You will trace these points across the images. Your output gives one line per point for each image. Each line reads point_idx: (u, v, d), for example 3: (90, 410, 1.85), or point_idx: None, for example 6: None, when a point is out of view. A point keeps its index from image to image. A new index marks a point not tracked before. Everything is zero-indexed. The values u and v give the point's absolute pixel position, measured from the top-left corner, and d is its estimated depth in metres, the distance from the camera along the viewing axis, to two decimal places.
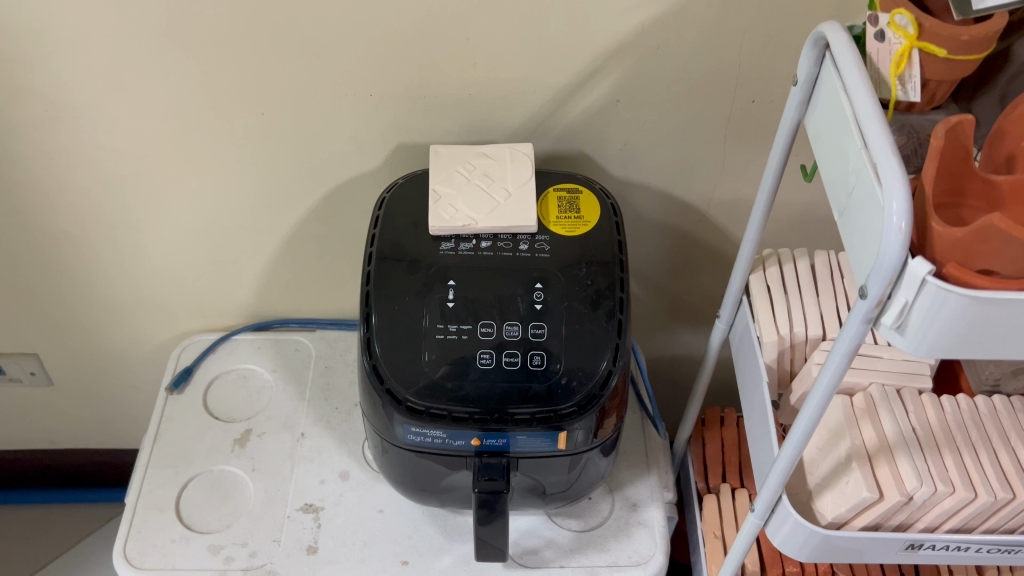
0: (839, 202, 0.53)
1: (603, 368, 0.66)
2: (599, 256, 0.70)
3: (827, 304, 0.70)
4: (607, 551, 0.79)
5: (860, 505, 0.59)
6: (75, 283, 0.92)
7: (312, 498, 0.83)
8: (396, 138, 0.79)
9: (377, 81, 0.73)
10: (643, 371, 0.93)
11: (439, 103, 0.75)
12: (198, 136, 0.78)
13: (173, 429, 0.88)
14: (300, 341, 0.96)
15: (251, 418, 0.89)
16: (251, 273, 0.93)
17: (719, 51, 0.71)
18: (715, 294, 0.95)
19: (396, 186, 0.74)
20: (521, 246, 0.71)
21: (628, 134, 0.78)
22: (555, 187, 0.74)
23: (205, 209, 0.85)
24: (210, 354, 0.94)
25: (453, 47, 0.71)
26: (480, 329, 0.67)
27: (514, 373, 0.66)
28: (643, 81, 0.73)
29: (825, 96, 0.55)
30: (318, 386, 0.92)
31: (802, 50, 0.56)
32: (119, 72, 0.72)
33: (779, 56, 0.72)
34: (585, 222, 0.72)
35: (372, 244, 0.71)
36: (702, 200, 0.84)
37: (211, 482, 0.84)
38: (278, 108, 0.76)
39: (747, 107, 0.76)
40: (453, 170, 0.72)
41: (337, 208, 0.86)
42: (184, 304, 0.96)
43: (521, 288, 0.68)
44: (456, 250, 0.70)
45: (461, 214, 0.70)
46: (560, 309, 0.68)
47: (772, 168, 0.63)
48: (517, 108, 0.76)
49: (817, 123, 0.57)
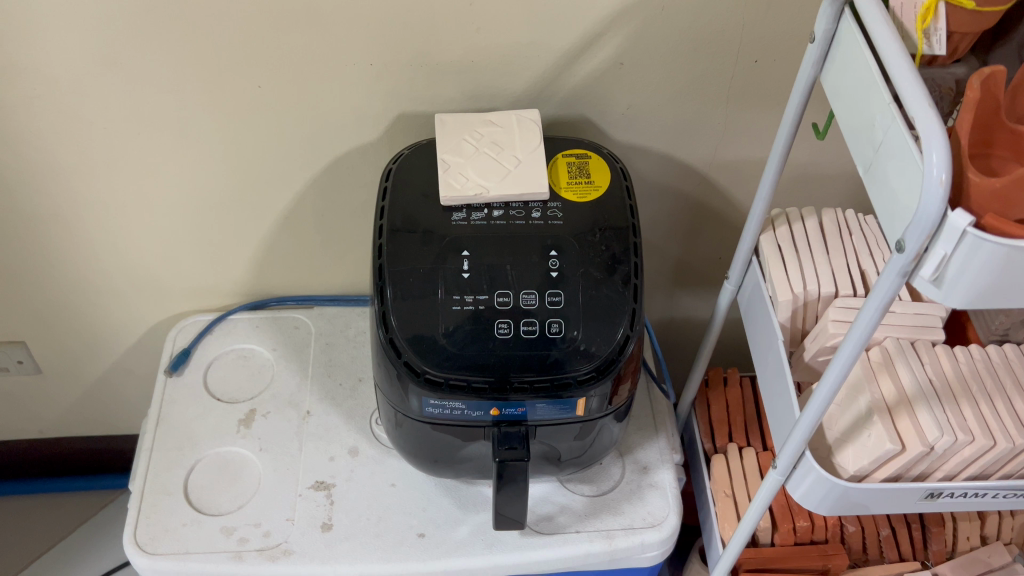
0: (863, 158, 0.53)
1: (621, 333, 0.66)
2: (612, 221, 0.69)
3: (838, 261, 0.70)
4: (621, 514, 0.80)
5: (882, 458, 0.60)
6: (64, 266, 0.90)
7: (323, 475, 0.82)
8: (397, 107, 0.77)
9: (377, 49, 0.72)
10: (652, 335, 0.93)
11: (442, 71, 0.74)
12: (193, 111, 0.76)
13: (175, 412, 0.86)
14: (299, 318, 0.94)
15: (255, 398, 0.87)
16: (246, 251, 0.91)
17: (722, 11, 0.71)
18: (715, 258, 0.95)
19: (402, 156, 0.73)
20: (534, 214, 0.70)
21: (632, 97, 0.77)
22: (564, 153, 0.73)
23: (200, 187, 0.83)
24: (208, 335, 0.92)
25: (455, 12, 0.70)
26: (496, 299, 0.67)
27: (533, 342, 0.66)
28: (647, 43, 0.73)
29: (846, 52, 0.55)
30: (321, 362, 0.90)
31: (821, 6, 0.56)
32: (111, 47, 0.70)
33: (782, 16, 0.72)
34: (595, 187, 0.71)
35: (381, 216, 0.70)
36: (704, 162, 0.84)
37: (218, 464, 0.83)
38: (276, 81, 0.74)
39: (749, 68, 0.76)
40: (461, 139, 0.71)
41: (336, 181, 0.84)
42: (177, 285, 0.94)
43: (535, 256, 0.68)
44: (468, 219, 0.69)
45: (471, 183, 0.68)
46: (575, 276, 0.67)
47: (787, 126, 0.63)
48: (521, 74, 0.75)
49: (836, 81, 0.57)
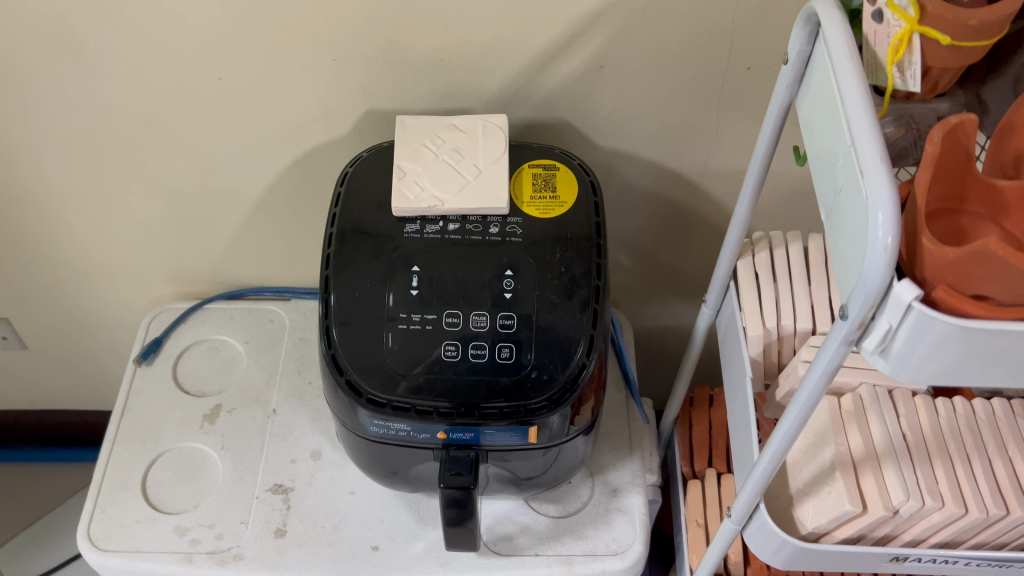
0: (825, 201, 0.48)
1: (576, 360, 0.62)
2: (574, 240, 0.65)
3: (819, 294, 0.64)
4: (585, 539, 0.76)
5: (840, 518, 0.55)
6: (39, 247, 0.89)
7: (282, 478, 0.80)
8: (364, 103, 0.73)
9: (341, 44, 0.68)
10: (622, 349, 0.87)
11: (408, 69, 0.70)
12: (154, 100, 0.73)
13: (141, 404, 0.84)
14: (273, 311, 0.91)
15: (222, 393, 0.85)
16: (221, 240, 0.89)
17: (710, 15, 0.65)
18: (709, 268, 0.89)
19: (360, 159, 0.69)
20: (491, 229, 0.65)
21: (613, 102, 0.72)
22: (530, 163, 0.68)
23: (169, 175, 0.81)
24: (180, 324, 0.90)
25: (420, 9, 0.65)
26: (445, 320, 0.63)
27: (482, 366, 0.62)
28: (628, 46, 0.67)
29: (817, 80, 0.50)
30: (291, 359, 0.88)
31: (793, 25, 0.50)
32: (64, 35, 0.67)
33: (777, 20, 0.65)
34: (561, 203, 0.66)
35: (332, 224, 0.66)
36: (695, 170, 0.78)
37: (179, 460, 0.81)
38: (237, 73, 0.71)
39: (742, 75, 0.70)
40: (420, 144, 0.66)
41: (307, 175, 0.81)
42: (155, 270, 0.92)
43: (489, 275, 0.64)
44: (422, 232, 0.65)
45: (426, 194, 0.64)
46: (530, 298, 0.63)
47: (761, 151, 0.58)
48: (493, 74, 0.70)
49: (809, 109, 0.51)
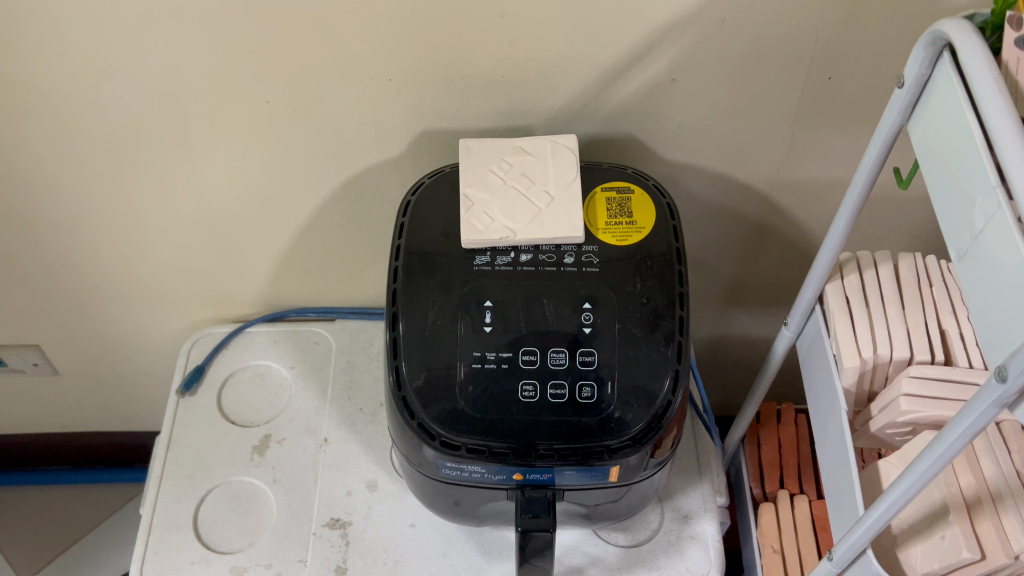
0: (958, 242, 0.44)
1: (661, 397, 0.59)
2: (654, 270, 0.61)
3: (915, 320, 0.61)
4: (658, 570, 0.73)
5: (955, 565, 0.53)
6: (73, 274, 0.85)
7: (339, 512, 0.77)
8: (420, 124, 0.69)
9: (398, 63, 0.64)
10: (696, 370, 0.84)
11: (469, 87, 0.66)
12: (198, 124, 0.69)
13: (188, 435, 0.81)
14: (319, 333, 0.88)
15: (270, 422, 0.82)
16: (263, 262, 0.85)
17: (793, 23, 0.61)
18: (773, 278, 0.86)
19: (422, 185, 0.65)
20: (566, 259, 0.61)
21: (684, 115, 0.68)
22: (603, 186, 0.64)
23: (209, 198, 0.77)
24: (223, 349, 0.86)
25: (486, 26, 0.61)
26: (521, 358, 0.60)
27: (562, 407, 0.59)
28: (704, 57, 0.64)
29: (943, 108, 0.46)
30: (341, 385, 0.84)
31: (914, 47, 0.46)
32: (105, 61, 0.63)
33: (865, 27, 0.62)
34: (638, 229, 0.62)
35: (397, 256, 0.62)
36: (765, 182, 0.75)
37: (230, 495, 0.78)
38: (286, 94, 0.67)
39: (822, 84, 0.66)
40: (486, 171, 0.62)
41: (356, 196, 0.77)
42: (193, 294, 0.89)
43: (566, 308, 0.60)
44: (493, 264, 0.61)
45: (496, 225, 0.61)
46: (610, 333, 0.60)
47: (864, 175, 0.54)
48: (558, 91, 0.66)
49: (928, 136, 0.48)
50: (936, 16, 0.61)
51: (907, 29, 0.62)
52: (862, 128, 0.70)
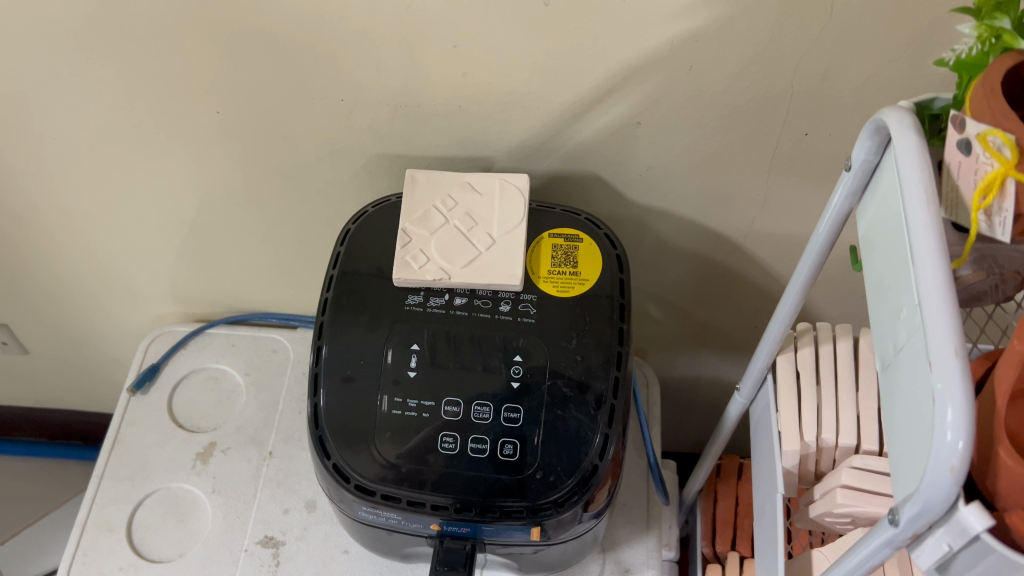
0: (884, 353, 0.40)
1: (586, 462, 0.55)
2: (593, 326, 0.58)
3: (867, 406, 0.57)
4: None
5: None
6: (36, 263, 0.84)
7: (274, 530, 0.75)
8: (375, 146, 0.67)
9: (349, 85, 0.61)
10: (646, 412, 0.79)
11: (424, 114, 0.63)
12: (151, 127, 0.67)
13: (134, 436, 0.80)
14: (278, 341, 0.86)
15: (217, 430, 0.81)
16: (226, 263, 0.83)
17: (765, 75, 0.57)
18: (750, 327, 0.82)
19: (364, 215, 0.63)
20: (502, 307, 0.59)
21: (650, 160, 0.64)
22: (551, 232, 0.61)
23: (167, 200, 0.76)
24: (180, 349, 0.85)
25: (438, 55, 0.58)
26: (444, 408, 0.57)
27: (481, 463, 0.56)
28: (669, 105, 0.60)
29: (884, 201, 0.42)
30: (293, 396, 0.83)
31: (858, 134, 0.42)
32: (50, 62, 0.61)
33: (842, 85, 0.57)
34: (581, 281, 0.59)
35: (329, 288, 0.60)
36: (739, 232, 0.71)
37: (168, 502, 0.77)
38: (237, 107, 0.64)
39: (798, 140, 0.62)
40: (429, 206, 0.59)
41: (316, 209, 0.75)
42: (157, 289, 0.88)
43: (496, 360, 0.57)
44: (425, 305, 0.59)
45: (431, 265, 0.58)
46: (540, 390, 0.57)
47: (813, 256, 0.50)
48: (517, 125, 0.63)
49: (872, 232, 0.44)
50: (919, 79, 0.56)
51: (888, 89, 0.57)
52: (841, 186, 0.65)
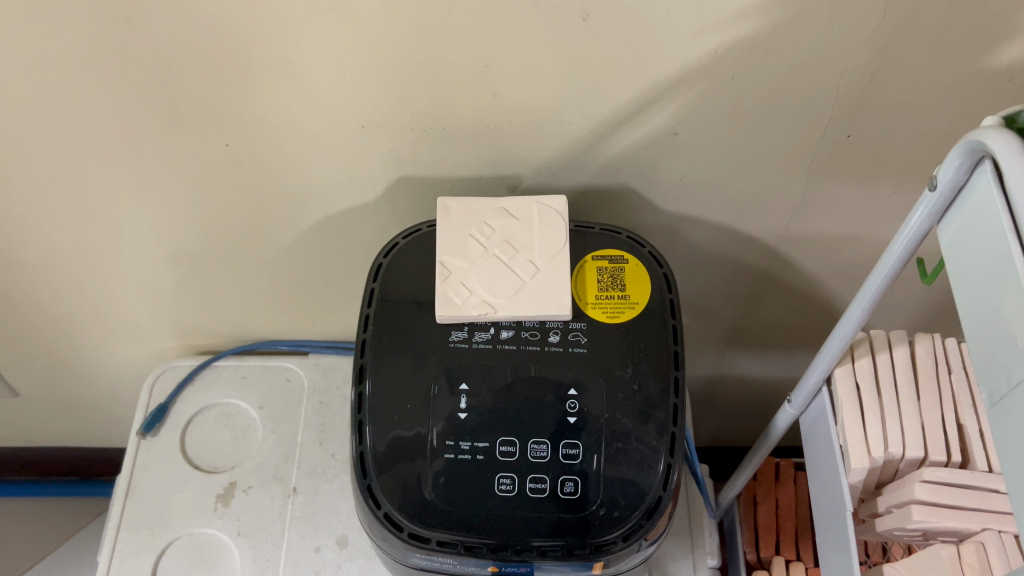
0: (996, 385, 0.39)
1: (652, 492, 0.53)
2: (647, 353, 0.55)
3: (930, 415, 0.56)
4: None
5: None
6: (27, 307, 0.79)
7: (306, 571, 0.72)
8: (396, 169, 0.63)
9: (370, 110, 0.58)
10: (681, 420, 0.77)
11: (449, 136, 0.60)
12: (154, 162, 0.63)
13: (148, 481, 0.76)
14: (290, 369, 0.83)
15: (236, 468, 0.77)
16: (232, 293, 0.80)
17: (811, 80, 0.55)
18: (778, 324, 0.80)
19: (395, 247, 0.59)
20: (551, 338, 0.56)
21: (685, 169, 0.62)
22: (595, 254, 0.58)
23: (170, 234, 0.71)
24: (188, 385, 0.81)
25: (469, 76, 0.55)
26: (499, 448, 0.54)
27: (542, 503, 0.53)
28: (709, 114, 0.57)
29: (974, 224, 0.40)
30: (312, 427, 0.79)
31: (947, 154, 0.40)
32: (44, 105, 0.57)
33: (889, 86, 0.55)
34: (631, 305, 0.57)
35: (364, 327, 0.57)
36: (772, 234, 0.69)
37: (192, 549, 0.73)
38: (248, 138, 0.61)
39: (840, 142, 0.60)
40: (465, 236, 0.56)
41: (331, 234, 0.71)
42: (158, 323, 0.83)
43: (550, 395, 0.55)
44: (469, 341, 0.56)
45: (475, 299, 0.55)
46: (598, 424, 0.54)
47: (884, 273, 0.48)
48: (547, 142, 0.60)
49: (960, 252, 0.42)
50: (970, 76, 0.54)
51: (937, 89, 0.55)
52: (880, 184, 0.64)
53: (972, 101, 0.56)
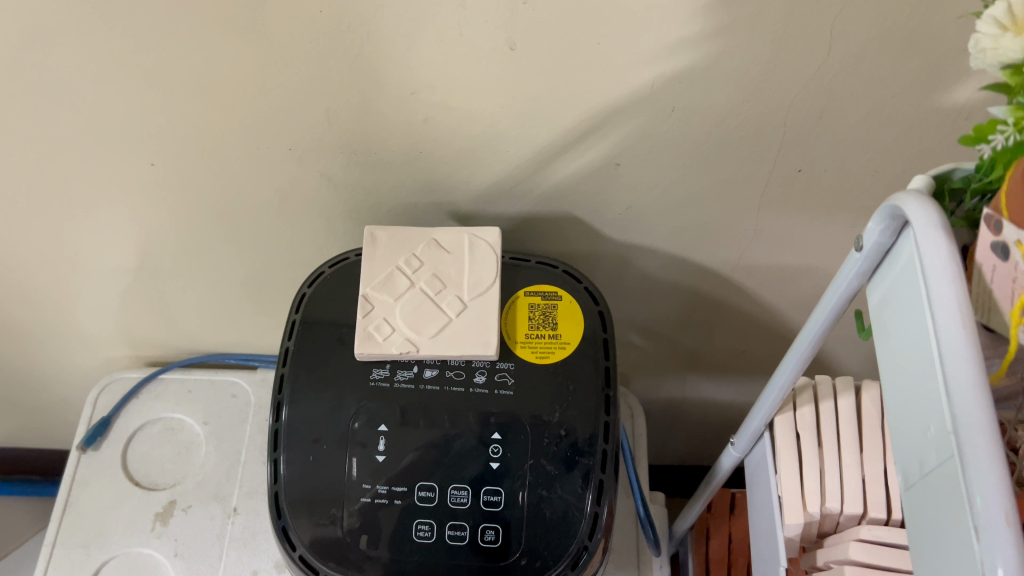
0: (908, 469, 0.36)
1: (575, 544, 0.51)
2: (576, 396, 0.53)
3: (872, 468, 0.54)
4: None
5: None
6: None
7: None
8: (330, 192, 0.61)
9: (298, 134, 0.55)
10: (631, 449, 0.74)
11: (381, 160, 0.57)
12: (79, 180, 0.61)
13: (86, 497, 0.74)
14: (237, 384, 0.81)
15: (176, 486, 0.75)
16: (177, 306, 0.78)
17: (756, 114, 0.52)
18: (738, 351, 0.78)
19: (321, 277, 0.57)
20: (477, 378, 0.54)
21: (630, 199, 0.59)
22: (527, 290, 0.56)
23: (105, 249, 0.69)
24: (133, 398, 0.80)
25: (396, 102, 0.52)
26: (417, 493, 0.52)
27: (460, 552, 0.51)
28: (651, 146, 0.55)
29: (898, 290, 0.38)
30: (257, 445, 0.78)
31: (873, 216, 0.38)
32: None
33: (839, 122, 0.52)
34: (562, 345, 0.54)
35: (285, 361, 0.55)
36: (724, 264, 0.66)
37: (126, 570, 0.71)
38: (174, 158, 0.58)
39: (791, 177, 0.57)
40: (391, 268, 0.54)
41: (270, 251, 0.69)
42: (104, 334, 0.82)
43: (473, 438, 0.53)
44: (392, 380, 0.54)
45: (397, 337, 0.53)
46: (521, 470, 0.52)
47: (816, 328, 0.46)
48: (484, 170, 0.57)
49: (884, 319, 0.39)
50: (924, 114, 0.51)
51: (890, 126, 0.52)
52: (835, 218, 0.61)
53: (928, 139, 0.53)
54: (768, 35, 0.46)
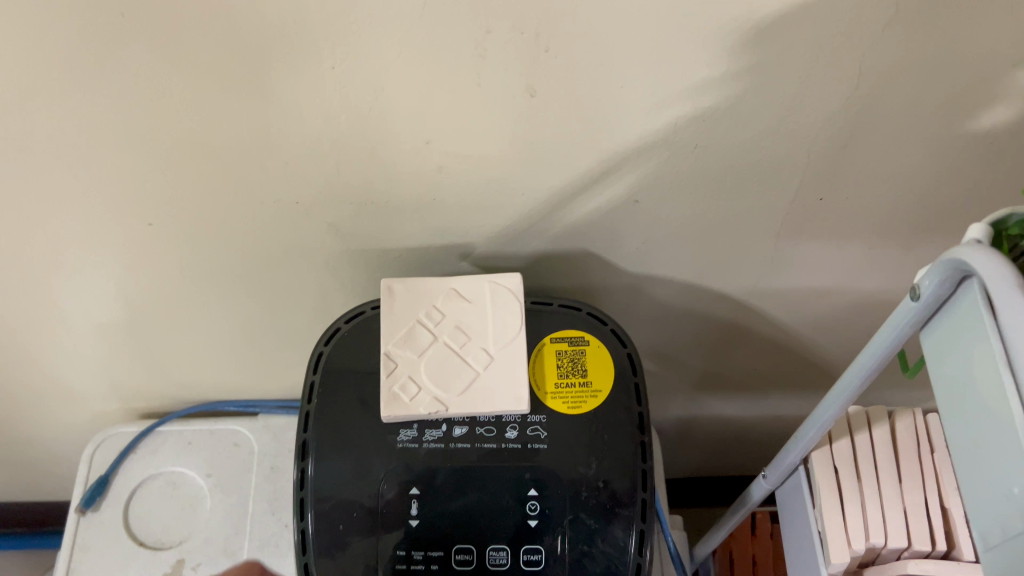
0: (987, 527, 0.35)
1: None
2: (611, 446, 0.52)
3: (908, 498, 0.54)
4: None
5: None
6: None
7: None
8: (338, 240, 0.59)
9: (305, 188, 0.53)
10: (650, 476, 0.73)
11: (392, 209, 0.55)
12: (72, 241, 0.58)
13: (90, 563, 0.71)
14: (239, 433, 0.78)
15: (184, 543, 0.72)
16: (172, 356, 0.75)
17: (779, 148, 0.51)
18: (751, 369, 0.77)
19: (337, 334, 0.55)
20: (508, 433, 0.53)
21: (648, 234, 0.58)
22: (554, 337, 0.55)
23: (98, 306, 0.67)
24: (130, 454, 0.77)
25: (409, 152, 0.50)
26: (455, 556, 0.51)
27: None
28: (671, 182, 0.53)
29: (959, 340, 0.37)
30: (264, 496, 0.75)
31: (932, 266, 0.37)
32: None
33: (863, 151, 0.51)
34: (593, 393, 0.53)
35: (306, 427, 0.53)
36: (741, 290, 0.65)
37: None
38: (173, 216, 0.56)
39: (812, 205, 0.56)
40: (411, 322, 0.52)
41: (274, 300, 0.67)
42: (96, 388, 0.79)
43: (509, 496, 0.51)
44: (420, 441, 0.52)
45: (424, 395, 0.51)
46: (560, 525, 0.51)
47: (858, 372, 0.46)
48: (499, 213, 0.56)
49: (944, 369, 0.38)
50: (949, 141, 0.50)
51: (914, 152, 0.52)
52: (854, 241, 0.60)
53: (952, 164, 0.53)
54: (795, 72, 0.45)
